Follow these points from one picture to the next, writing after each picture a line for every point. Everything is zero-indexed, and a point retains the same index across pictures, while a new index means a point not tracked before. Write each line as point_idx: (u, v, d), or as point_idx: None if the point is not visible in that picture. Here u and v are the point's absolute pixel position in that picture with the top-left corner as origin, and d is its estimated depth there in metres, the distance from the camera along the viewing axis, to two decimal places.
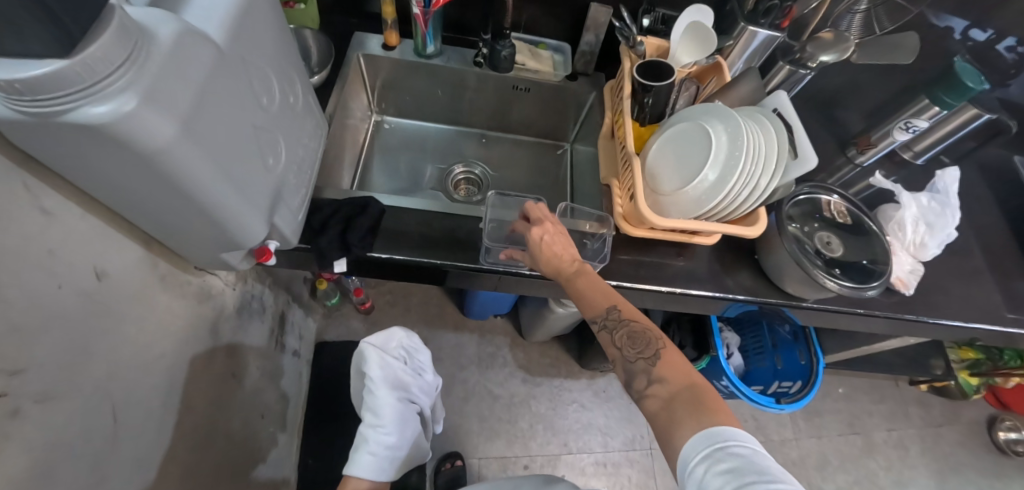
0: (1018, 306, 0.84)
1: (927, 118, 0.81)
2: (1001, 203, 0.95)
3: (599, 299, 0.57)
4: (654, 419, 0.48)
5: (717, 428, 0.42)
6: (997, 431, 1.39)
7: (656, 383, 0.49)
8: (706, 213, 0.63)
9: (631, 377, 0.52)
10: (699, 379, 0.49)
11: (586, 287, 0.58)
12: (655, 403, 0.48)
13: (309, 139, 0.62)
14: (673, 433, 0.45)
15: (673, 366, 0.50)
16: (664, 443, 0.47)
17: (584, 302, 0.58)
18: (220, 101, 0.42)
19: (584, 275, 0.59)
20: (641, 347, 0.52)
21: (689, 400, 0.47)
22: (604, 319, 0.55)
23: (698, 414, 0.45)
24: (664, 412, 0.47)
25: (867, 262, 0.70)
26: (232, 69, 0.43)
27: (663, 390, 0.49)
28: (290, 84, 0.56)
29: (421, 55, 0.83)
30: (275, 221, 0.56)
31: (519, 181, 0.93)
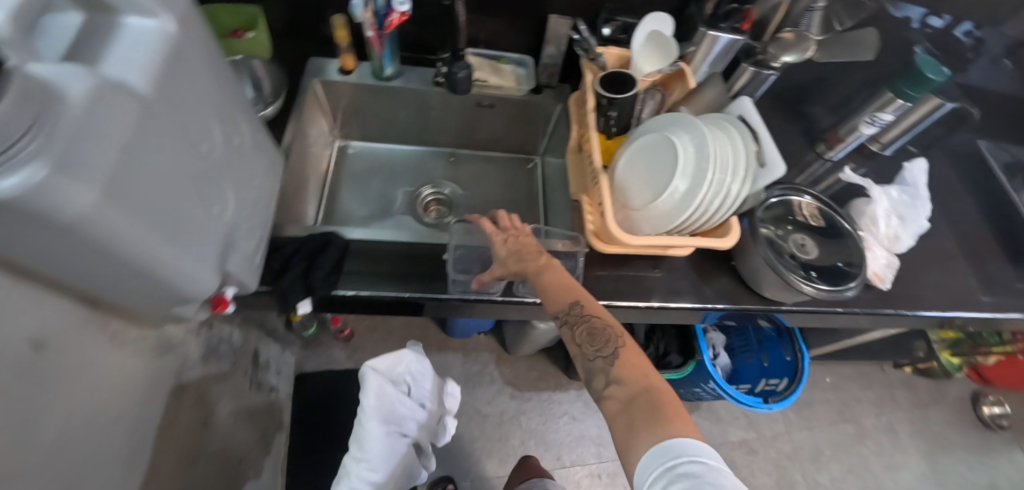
0: (993, 289, 0.85)
1: (892, 111, 0.82)
2: (970, 188, 0.96)
3: (564, 295, 0.56)
4: (611, 421, 0.48)
5: (669, 443, 0.41)
6: (982, 407, 1.42)
7: (613, 385, 0.49)
8: (678, 227, 0.61)
9: (589, 374, 0.52)
10: (658, 378, 0.49)
11: (547, 283, 0.57)
12: (614, 404, 0.48)
13: (262, 179, 0.59)
14: (633, 434, 0.45)
15: (632, 365, 0.50)
16: (621, 444, 0.47)
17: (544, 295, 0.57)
18: (146, 153, 0.37)
19: (547, 270, 0.58)
20: (602, 344, 0.52)
21: (648, 402, 0.46)
22: (567, 314, 0.54)
23: (656, 420, 0.44)
24: (622, 415, 0.47)
25: (842, 264, 0.70)
26: (157, 117, 0.38)
27: (624, 388, 0.48)
28: (234, 125, 0.53)
29: (380, 77, 0.81)
30: (229, 269, 0.53)
31: (490, 198, 0.91)
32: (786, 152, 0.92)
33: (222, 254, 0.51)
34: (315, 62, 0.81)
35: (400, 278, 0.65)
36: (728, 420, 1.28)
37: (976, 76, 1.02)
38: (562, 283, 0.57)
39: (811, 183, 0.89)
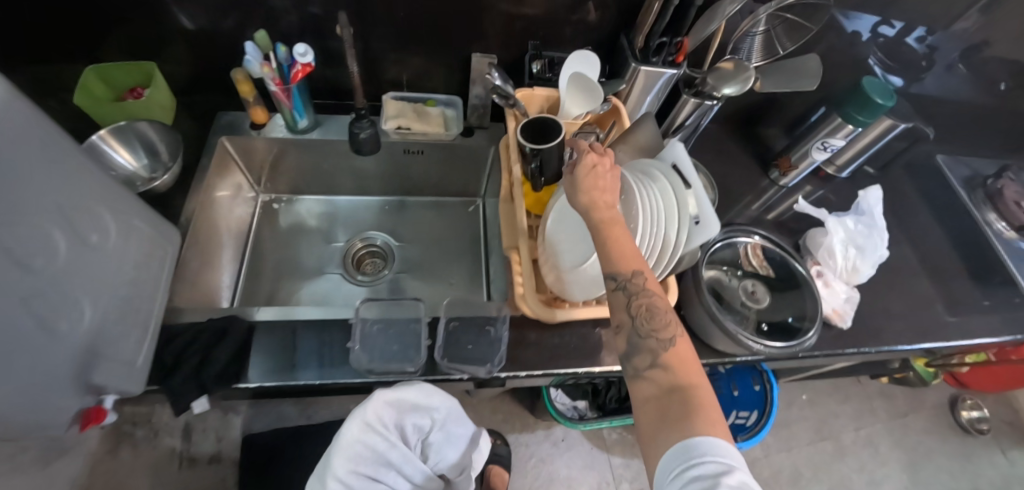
0: (959, 310, 0.81)
1: (843, 137, 0.78)
2: (931, 204, 0.93)
3: (631, 256, 0.45)
4: (642, 404, 0.43)
5: (692, 442, 0.37)
6: (960, 412, 1.40)
7: (655, 371, 0.43)
8: (611, 287, 0.56)
9: (630, 349, 0.45)
10: (703, 380, 0.42)
11: (612, 240, 0.45)
12: (650, 389, 0.43)
13: (138, 271, 0.52)
14: (664, 426, 0.40)
15: (683, 361, 0.43)
16: (643, 429, 0.43)
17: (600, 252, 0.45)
18: None
19: (613, 227, 0.46)
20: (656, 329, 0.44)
21: (685, 399, 0.41)
22: (625, 280, 0.44)
23: (694, 419, 0.38)
24: (654, 401, 0.42)
25: (793, 320, 0.65)
26: None
27: (663, 377, 0.43)
28: (97, 221, 0.47)
29: (294, 131, 0.75)
30: (97, 382, 0.47)
31: (429, 247, 0.86)
32: (738, 179, 0.88)
33: (81, 370, 0.45)
34: (222, 117, 0.75)
35: (303, 364, 0.56)
36: None
37: (929, 84, 0.92)
38: (627, 249, 0.45)
39: (766, 210, 0.85)
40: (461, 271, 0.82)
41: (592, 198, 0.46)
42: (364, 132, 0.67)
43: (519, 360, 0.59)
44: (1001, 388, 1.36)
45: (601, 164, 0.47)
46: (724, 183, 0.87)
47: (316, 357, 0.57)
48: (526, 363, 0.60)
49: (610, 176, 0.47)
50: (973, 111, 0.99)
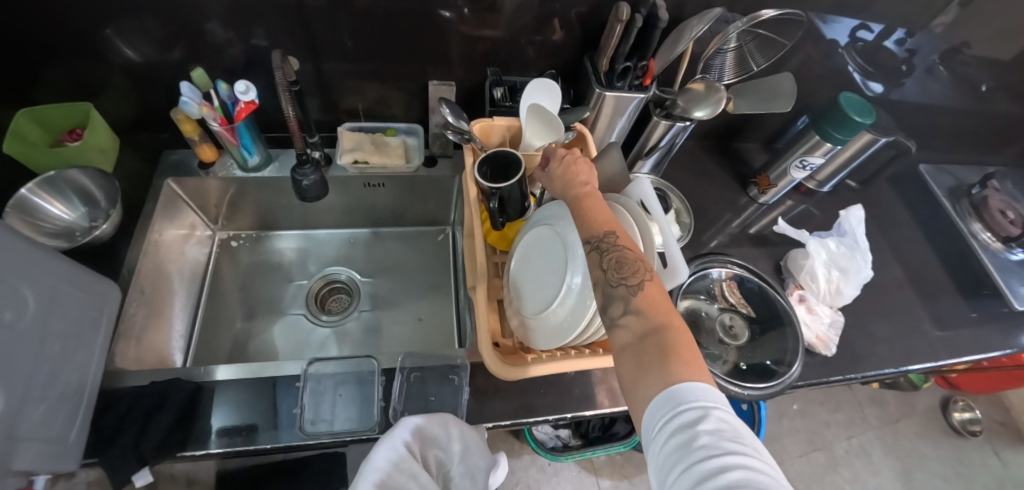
0: (946, 324, 0.79)
1: (822, 155, 0.74)
2: (914, 215, 0.90)
3: (600, 221, 0.45)
4: (619, 355, 0.39)
5: (674, 389, 0.34)
6: (952, 414, 1.39)
7: (630, 315, 0.39)
8: (576, 338, 0.52)
9: (604, 302, 0.41)
10: (679, 319, 0.39)
11: (586, 211, 0.47)
12: (625, 336, 0.39)
13: (64, 340, 0.48)
14: (641, 378, 0.37)
15: (656, 302, 0.39)
16: (625, 383, 0.39)
17: (577, 224, 0.47)
18: None
19: (589, 199, 0.48)
20: (630, 273, 0.40)
21: (661, 345, 0.37)
22: (598, 240, 0.43)
23: (669, 363, 0.35)
24: (630, 350, 0.38)
25: (771, 363, 0.61)
26: None
27: (636, 323, 0.38)
28: (12, 293, 0.43)
29: (246, 169, 0.71)
30: (21, 467, 0.43)
31: (396, 279, 0.82)
32: (716, 197, 0.85)
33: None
34: (169, 157, 0.72)
35: (257, 426, 0.54)
36: None
37: (910, 89, 0.89)
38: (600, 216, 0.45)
39: (745, 229, 0.82)
40: (430, 306, 0.79)
41: (569, 178, 0.50)
42: (306, 181, 0.60)
43: (485, 411, 0.58)
44: (992, 389, 1.35)
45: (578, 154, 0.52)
46: (702, 202, 0.83)
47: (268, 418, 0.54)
48: (492, 413, 0.58)
49: (585, 161, 0.51)
50: (955, 115, 0.96)
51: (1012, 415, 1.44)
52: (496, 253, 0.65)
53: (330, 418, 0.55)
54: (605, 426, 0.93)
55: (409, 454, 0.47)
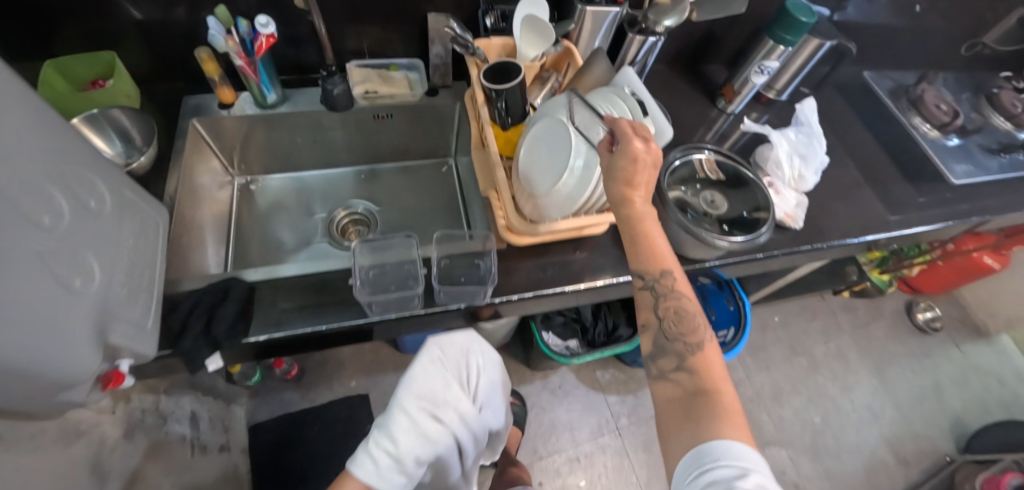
0: (898, 208, 0.90)
1: (777, 58, 0.85)
2: (863, 118, 1.02)
3: (654, 259, 0.52)
4: (666, 404, 0.49)
5: (710, 446, 0.42)
6: (916, 314, 1.54)
7: (682, 372, 0.49)
8: (582, 206, 0.61)
9: (658, 351, 0.51)
10: (729, 387, 0.48)
11: (643, 249, 0.52)
12: (674, 390, 0.49)
13: (136, 239, 0.55)
14: (685, 427, 0.46)
15: (709, 364, 0.49)
16: (666, 429, 0.48)
17: (635, 252, 0.53)
18: None
19: (646, 223, 0.52)
20: (676, 321, 0.51)
21: (709, 405, 0.46)
22: (656, 281, 0.52)
23: (711, 423, 0.44)
24: (679, 401, 0.48)
25: (747, 213, 0.72)
26: None
27: (682, 358, 0.49)
28: (89, 188, 0.49)
29: (263, 106, 0.78)
30: (113, 341, 0.49)
31: (408, 208, 0.90)
32: (690, 113, 0.95)
33: (99, 328, 0.47)
34: (189, 101, 0.77)
35: (312, 313, 0.61)
36: None
37: (851, 13, 1.00)
38: (656, 253, 0.52)
39: (718, 138, 0.92)
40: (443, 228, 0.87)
41: (626, 194, 0.52)
42: (337, 88, 0.74)
43: (508, 286, 0.66)
44: (948, 287, 1.50)
45: (648, 151, 0.52)
46: (678, 117, 0.93)
47: (322, 302, 0.61)
48: (516, 288, 0.66)
49: (650, 170, 0.52)
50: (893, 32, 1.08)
51: (968, 313, 1.61)
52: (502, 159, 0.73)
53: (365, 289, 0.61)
54: (608, 332, 1.04)
55: (428, 365, 0.71)
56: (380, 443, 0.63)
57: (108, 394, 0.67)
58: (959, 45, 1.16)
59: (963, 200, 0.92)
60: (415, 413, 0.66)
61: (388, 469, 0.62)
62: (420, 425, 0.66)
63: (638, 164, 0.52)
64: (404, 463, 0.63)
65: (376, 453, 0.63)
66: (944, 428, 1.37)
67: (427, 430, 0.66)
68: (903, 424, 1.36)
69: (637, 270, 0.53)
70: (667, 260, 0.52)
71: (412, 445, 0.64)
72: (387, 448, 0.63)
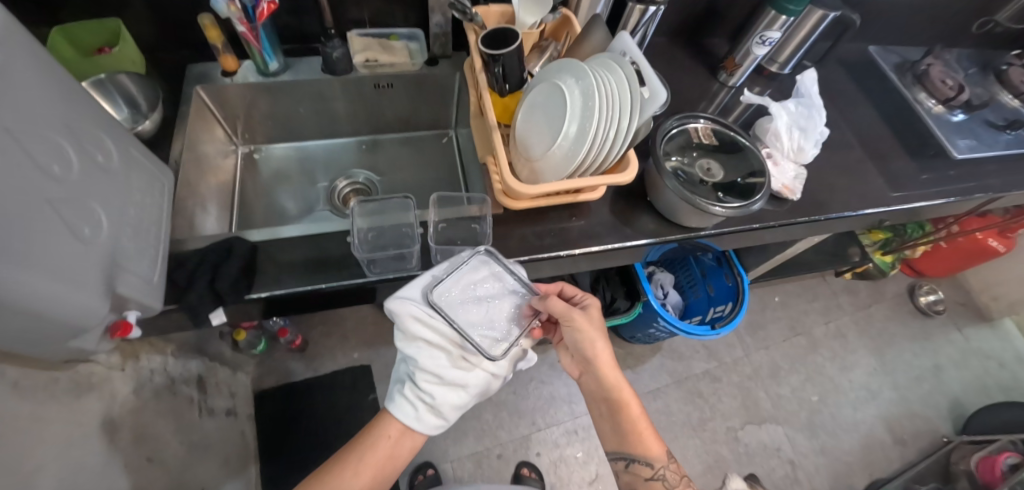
0: (900, 184, 0.90)
1: (778, 29, 0.84)
2: (868, 94, 1.01)
3: (635, 438, 0.66)
4: None
5: None
6: (918, 297, 1.54)
7: None
8: (578, 170, 0.61)
9: None
10: None
11: (628, 421, 0.66)
12: None
13: (142, 196, 0.56)
14: None
15: None
16: None
17: (619, 438, 0.67)
18: None
19: (626, 411, 0.65)
20: (670, 478, 0.64)
21: None
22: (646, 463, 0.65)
23: None
24: None
25: (741, 179, 0.73)
26: None
27: None
28: (96, 142, 0.50)
29: (265, 74, 0.79)
30: (122, 291, 0.51)
31: (409, 180, 0.92)
32: (691, 86, 0.94)
33: (108, 278, 0.48)
34: (193, 69, 0.78)
35: (313, 272, 0.63)
36: (690, 355, 1.37)
37: None
38: (640, 428, 0.65)
39: (720, 111, 0.92)
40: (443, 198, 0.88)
41: (611, 407, 0.66)
42: (336, 52, 0.76)
43: (505, 250, 0.67)
44: (952, 270, 1.50)
45: (598, 332, 0.65)
46: (679, 90, 0.93)
47: (322, 261, 0.64)
48: (512, 252, 0.68)
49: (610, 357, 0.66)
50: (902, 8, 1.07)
51: (972, 297, 1.60)
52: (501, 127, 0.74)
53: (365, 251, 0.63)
54: (607, 304, 1.09)
55: (421, 319, 0.61)
56: (406, 392, 0.66)
57: (117, 351, 0.69)
58: (970, 22, 1.14)
59: (964, 176, 0.92)
60: (431, 367, 0.64)
61: (422, 415, 0.65)
62: (439, 376, 0.64)
63: (597, 323, 0.66)
64: (437, 408, 0.65)
65: (408, 403, 0.65)
66: (942, 409, 1.38)
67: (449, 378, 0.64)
68: (901, 404, 1.37)
69: (625, 449, 0.67)
70: (642, 428, 0.66)
71: (434, 396, 0.65)
72: (415, 399, 0.65)
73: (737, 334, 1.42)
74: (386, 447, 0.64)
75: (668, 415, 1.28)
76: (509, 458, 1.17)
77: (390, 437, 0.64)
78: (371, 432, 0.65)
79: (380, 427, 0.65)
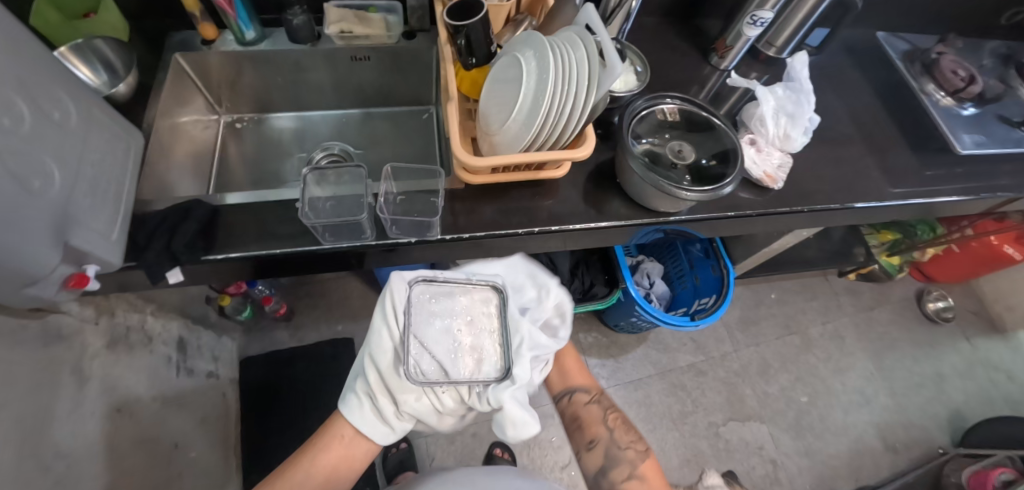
0: (900, 180, 0.84)
1: (771, 8, 0.80)
2: (872, 84, 0.96)
3: (581, 381, 0.74)
4: None
5: None
6: (926, 303, 1.48)
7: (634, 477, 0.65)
8: (534, 145, 0.60)
9: (609, 460, 0.66)
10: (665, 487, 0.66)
11: (566, 364, 0.75)
12: None
13: (101, 155, 0.58)
14: None
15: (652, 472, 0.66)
16: None
17: (566, 381, 0.74)
18: None
19: (570, 360, 0.76)
20: (603, 401, 0.72)
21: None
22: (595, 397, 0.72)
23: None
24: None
25: (706, 161, 0.71)
26: None
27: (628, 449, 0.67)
28: (53, 99, 0.52)
29: (243, 43, 0.80)
30: (77, 244, 0.53)
31: (387, 155, 0.93)
32: (680, 68, 0.91)
33: (60, 231, 0.50)
34: (174, 37, 0.80)
35: (270, 237, 0.64)
36: (676, 347, 1.35)
37: None
38: (573, 366, 0.75)
39: (711, 98, 0.88)
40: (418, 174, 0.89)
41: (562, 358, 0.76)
42: (297, 19, 0.77)
43: (462, 226, 0.67)
44: (965, 277, 1.43)
45: None
46: (666, 71, 0.90)
47: (280, 228, 0.65)
48: (469, 228, 0.68)
49: None
50: None
51: (985, 307, 1.53)
52: (468, 102, 0.74)
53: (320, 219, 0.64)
54: (585, 290, 1.06)
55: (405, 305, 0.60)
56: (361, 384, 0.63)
57: (91, 305, 0.72)
58: (998, 8, 1.06)
59: (969, 175, 0.86)
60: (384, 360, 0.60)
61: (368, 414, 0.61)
62: (386, 375, 0.59)
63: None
64: (381, 412, 0.61)
65: (357, 401, 0.62)
66: (940, 419, 1.32)
67: (398, 375, 0.60)
68: (896, 411, 1.32)
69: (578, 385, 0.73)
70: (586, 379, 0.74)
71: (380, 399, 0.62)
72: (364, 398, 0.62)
73: (727, 329, 1.39)
74: (338, 446, 0.59)
75: (648, 406, 1.26)
76: (482, 436, 1.20)
77: (341, 435, 0.60)
78: (324, 433, 0.61)
79: (334, 428, 0.61)
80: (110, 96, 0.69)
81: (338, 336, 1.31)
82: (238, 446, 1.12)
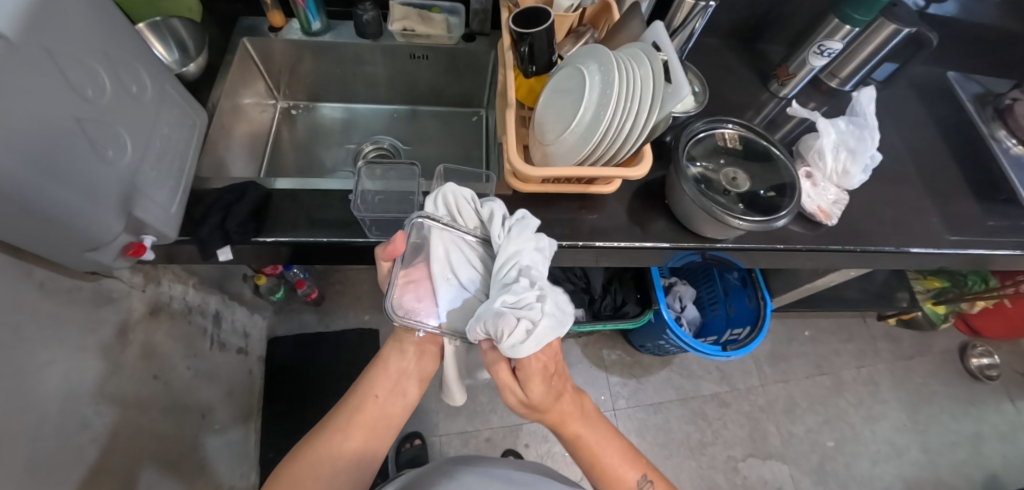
0: (962, 228, 0.80)
1: (841, 39, 0.77)
2: (938, 124, 0.92)
3: (626, 472, 0.57)
4: None
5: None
6: (970, 358, 1.41)
7: None
8: (589, 158, 0.60)
9: None
10: None
11: (591, 461, 0.57)
12: None
13: (168, 129, 0.60)
14: None
15: None
16: None
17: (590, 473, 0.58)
18: (21, 91, 0.39)
19: (584, 443, 0.57)
20: None
21: None
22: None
23: None
24: None
25: (762, 192, 0.69)
26: (31, 61, 0.39)
27: None
28: (131, 74, 0.53)
29: (308, 33, 0.81)
30: (140, 216, 0.54)
31: (433, 154, 0.94)
32: (738, 91, 0.89)
33: (125, 201, 0.51)
34: (244, 22, 0.82)
35: (318, 225, 0.65)
36: (701, 374, 1.32)
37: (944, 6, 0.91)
38: (609, 465, 0.57)
39: (767, 125, 0.86)
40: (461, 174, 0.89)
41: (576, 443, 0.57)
42: (367, 15, 0.78)
43: None
44: (1014, 336, 1.36)
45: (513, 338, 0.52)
46: (722, 93, 0.88)
47: (328, 217, 0.66)
48: None
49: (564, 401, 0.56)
50: (998, 35, 0.97)
51: None
52: (524, 109, 0.74)
53: (371, 211, 0.65)
54: (616, 307, 1.07)
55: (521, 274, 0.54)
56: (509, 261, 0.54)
57: (140, 272, 0.75)
58: None
59: None
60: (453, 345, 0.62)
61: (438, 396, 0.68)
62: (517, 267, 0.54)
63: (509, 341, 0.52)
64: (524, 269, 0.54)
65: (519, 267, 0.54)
66: (975, 482, 1.25)
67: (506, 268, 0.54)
68: (928, 467, 1.25)
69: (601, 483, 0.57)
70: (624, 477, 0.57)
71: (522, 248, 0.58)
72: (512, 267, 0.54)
73: (755, 361, 1.35)
74: (370, 414, 0.59)
75: (666, 431, 1.23)
76: (496, 443, 1.20)
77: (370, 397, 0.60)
78: (358, 401, 0.60)
79: (354, 399, 0.60)
80: (178, 73, 0.71)
81: (364, 325, 1.33)
82: (258, 422, 1.15)
